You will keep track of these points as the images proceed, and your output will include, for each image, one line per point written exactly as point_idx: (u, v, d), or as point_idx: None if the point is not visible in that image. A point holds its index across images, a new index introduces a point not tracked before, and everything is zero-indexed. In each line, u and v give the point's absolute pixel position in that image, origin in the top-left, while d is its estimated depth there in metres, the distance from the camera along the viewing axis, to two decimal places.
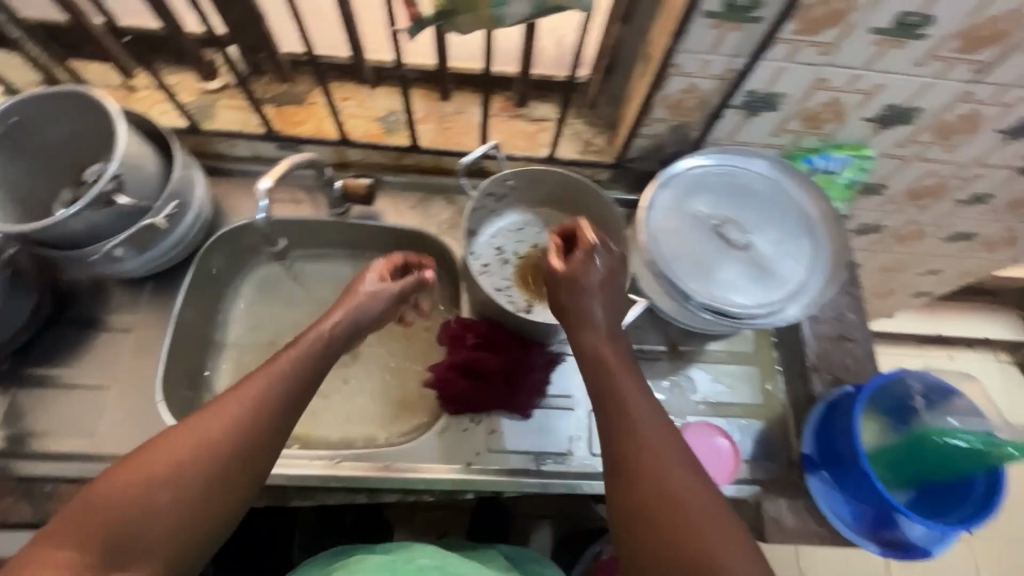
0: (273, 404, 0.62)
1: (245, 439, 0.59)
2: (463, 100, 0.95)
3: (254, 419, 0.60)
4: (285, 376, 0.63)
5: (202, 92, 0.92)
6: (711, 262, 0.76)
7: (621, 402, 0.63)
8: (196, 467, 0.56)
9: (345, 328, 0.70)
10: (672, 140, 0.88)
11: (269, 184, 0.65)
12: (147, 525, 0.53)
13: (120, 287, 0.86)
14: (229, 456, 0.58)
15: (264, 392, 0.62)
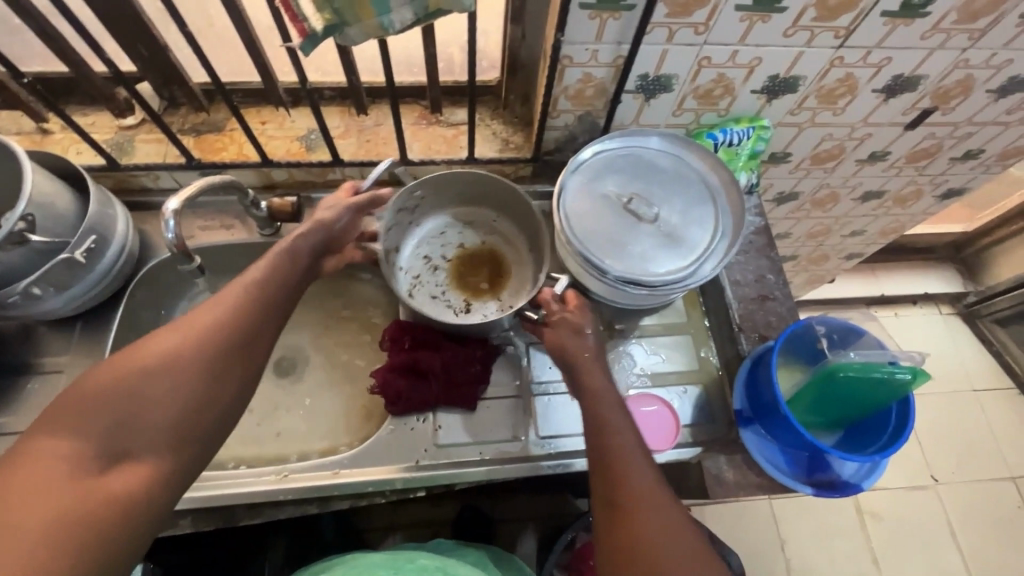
0: (229, 343, 0.62)
1: (225, 349, 0.61)
2: (381, 112, 0.98)
3: (209, 353, 0.60)
4: (235, 316, 0.64)
5: (119, 129, 0.93)
6: (623, 237, 0.80)
7: (604, 424, 0.69)
8: (157, 398, 0.57)
9: (303, 249, 0.74)
10: (582, 130, 0.93)
11: (175, 204, 0.69)
12: (141, 420, 0.56)
13: (50, 329, 0.86)
14: (188, 384, 0.58)
15: (205, 340, 0.61)
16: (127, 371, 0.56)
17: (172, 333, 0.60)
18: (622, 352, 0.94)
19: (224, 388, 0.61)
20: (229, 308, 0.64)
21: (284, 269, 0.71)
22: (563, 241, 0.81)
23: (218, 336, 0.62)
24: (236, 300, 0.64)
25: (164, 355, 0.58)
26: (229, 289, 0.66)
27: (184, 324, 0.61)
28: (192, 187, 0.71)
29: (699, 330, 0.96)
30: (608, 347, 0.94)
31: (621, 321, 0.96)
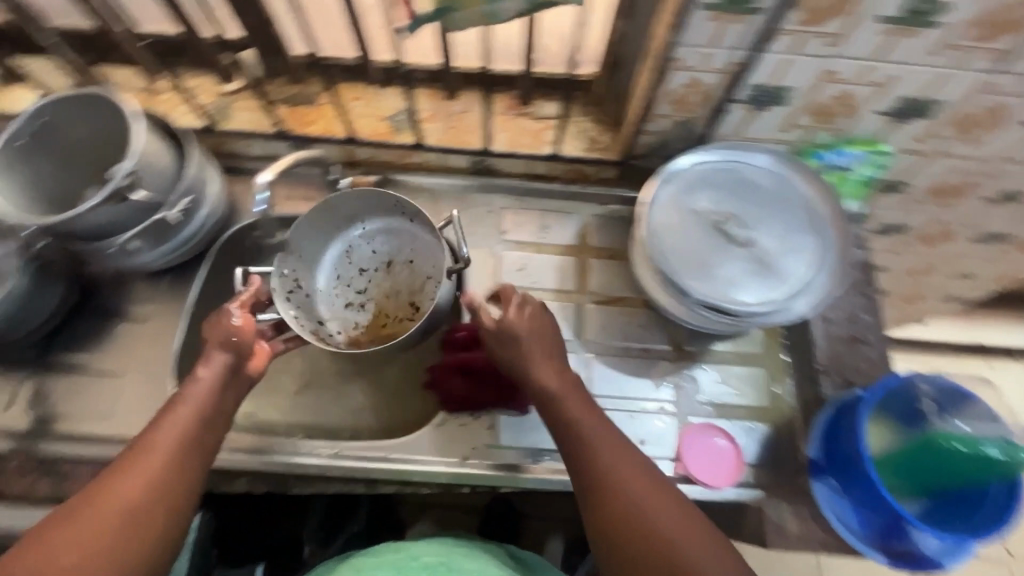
0: (172, 490, 0.61)
1: (138, 512, 0.59)
2: (469, 98, 0.96)
3: (148, 489, 0.60)
4: (182, 442, 0.64)
5: (220, 94, 0.96)
6: (711, 258, 0.74)
7: (575, 426, 0.68)
8: (97, 555, 0.55)
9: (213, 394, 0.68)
10: (677, 137, 0.87)
11: (268, 177, 0.69)
12: None
13: (140, 279, 0.90)
14: (124, 533, 0.57)
15: (126, 504, 0.58)
16: (71, 536, 0.56)
17: (112, 487, 0.59)
18: (688, 376, 0.89)
19: (161, 525, 0.60)
20: (172, 443, 0.63)
21: (202, 419, 0.66)
22: (645, 255, 0.77)
23: (160, 473, 0.61)
24: (179, 432, 0.64)
25: (104, 508, 0.58)
26: (170, 415, 0.65)
27: (127, 463, 0.61)
28: (286, 159, 0.72)
29: (774, 363, 0.90)
30: (674, 368, 0.89)
31: (692, 343, 0.91)
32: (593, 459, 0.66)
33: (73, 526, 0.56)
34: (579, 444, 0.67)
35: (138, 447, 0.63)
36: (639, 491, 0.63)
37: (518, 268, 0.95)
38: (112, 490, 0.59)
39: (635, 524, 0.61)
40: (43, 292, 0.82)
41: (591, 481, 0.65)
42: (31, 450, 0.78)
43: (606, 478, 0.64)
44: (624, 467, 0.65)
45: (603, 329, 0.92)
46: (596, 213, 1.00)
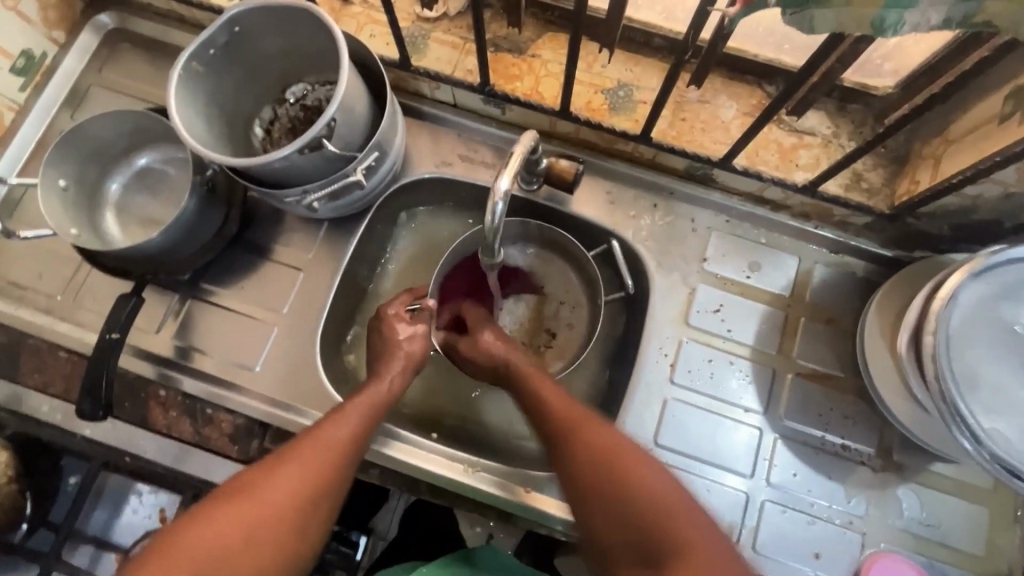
0: (340, 476, 0.60)
1: (313, 492, 0.57)
2: (712, 87, 0.77)
3: (313, 489, 0.57)
4: (345, 447, 0.61)
5: (418, 20, 0.81)
6: (1021, 400, 0.56)
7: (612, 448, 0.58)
8: (263, 533, 0.54)
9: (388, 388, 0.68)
10: (994, 208, 0.65)
11: (509, 184, 0.57)
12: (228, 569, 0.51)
13: (299, 220, 0.82)
14: (289, 531, 0.55)
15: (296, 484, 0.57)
16: (229, 523, 0.53)
17: (270, 480, 0.56)
18: (890, 494, 0.74)
19: (314, 529, 0.57)
20: (339, 445, 0.61)
21: (372, 414, 0.65)
22: (922, 365, 0.59)
23: (323, 472, 0.59)
24: (345, 435, 0.62)
25: (265, 500, 0.55)
26: (341, 415, 0.63)
27: (291, 460, 0.58)
28: (519, 157, 0.59)
29: (1001, 508, 0.73)
30: (876, 480, 0.74)
31: (904, 454, 0.75)
32: (545, 411, 0.64)
33: (231, 515, 0.53)
34: (532, 390, 0.66)
35: (300, 445, 0.60)
36: (608, 432, 0.60)
37: (714, 310, 0.79)
38: (273, 485, 0.56)
39: (605, 458, 0.58)
40: (205, 220, 0.75)
41: (553, 429, 0.62)
42: (172, 383, 0.75)
43: (571, 419, 0.61)
44: (576, 411, 0.62)
45: (800, 409, 0.77)
46: (822, 261, 0.81)
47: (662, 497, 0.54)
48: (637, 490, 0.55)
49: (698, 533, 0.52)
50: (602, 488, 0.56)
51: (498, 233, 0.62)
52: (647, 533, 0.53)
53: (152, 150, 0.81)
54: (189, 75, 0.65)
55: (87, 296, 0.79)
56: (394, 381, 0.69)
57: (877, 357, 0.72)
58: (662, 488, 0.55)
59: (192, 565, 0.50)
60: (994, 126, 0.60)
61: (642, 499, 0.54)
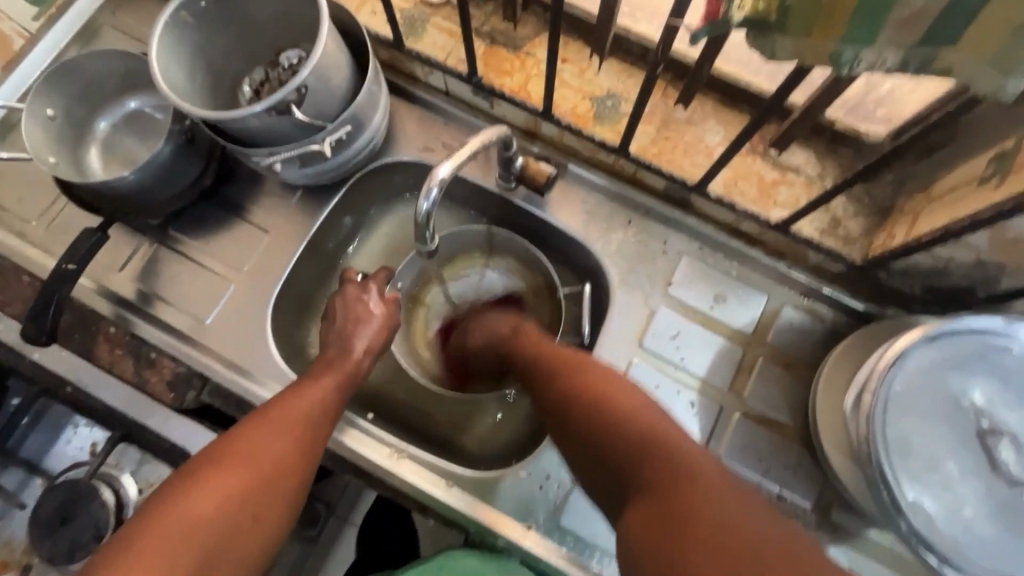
0: (313, 439, 0.62)
1: (290, 454, 0.59)
2: (701, 111, 0.76)
3: (289, 450, 0.59)
4: (316, 413, 0.63)
5: (420, 3, 0.81)
6: (953, 475, 0.53)
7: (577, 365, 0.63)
8: (245, 491, 0.54)
9: (364, 357, 0.71)
10: (967, 273, 0.62)
11: (448, 172, 0.58)
12: (215, 526, 0.51)
13: (275, 184, 0.83)
14: (272, 488, 0.57)
15: (277, 444, 0.58)
16: (223, 484, 0.54)
17: (250, 446, 0.57)
18: (819, 552, 0.71)
19: (300, 488, 0.60)
20: (310, 411, 0.63)
21: (344, 386, 0.68)
22: (857, 425, 0.56)
23: (301, 436, 0.61)
24: (315, 405, 0.63)
25: (257, 462, 0.56)
26: (306, 387, 0.64)
27: (267, 422, 0.59)
28: (470, 148, 0.60)
29: None
30: (807, 536, 0.72)
31: (842, 514, 0.72)
32: (539, 366, 0.66)
33: (225, 477, 0.54)
34: (535, 356, 0.68)
35: (269, 411, 0.61)
36: (581, 368, 0.62)
37: (671, 335, 0.77)
38: (259, 450, 0.57)
39: (572, 393, 0.60)
40: (180, 169, 0.76)
41: (544, 386, 0.64)
42: (125, 323, 0.76)
43: (580, 370, 0.62)
44: (575, 360, 0.64)
45: (742, 451, 0.74)
46: (791, 303, 0.78)
47: (640, 425, 0.54)
48: (607, 400, 0.57)
49: (684, 451, 0.52)
50: (576, 404, 0.59)
51: (432, 223, 0.63)
52: (642, 457, 0.52)
53: (144, 95, 0.83)
54: (177, 24, 0.66)
55: (60, 226, 0.81)
56: (360, 343, 0.71)
57: (826, 411, 0.69)
58: (643, 415, 0.55)
59: (198, 529, 0.50)
60: (974, 188, 0.57)
61: (611, 422, 0.55)
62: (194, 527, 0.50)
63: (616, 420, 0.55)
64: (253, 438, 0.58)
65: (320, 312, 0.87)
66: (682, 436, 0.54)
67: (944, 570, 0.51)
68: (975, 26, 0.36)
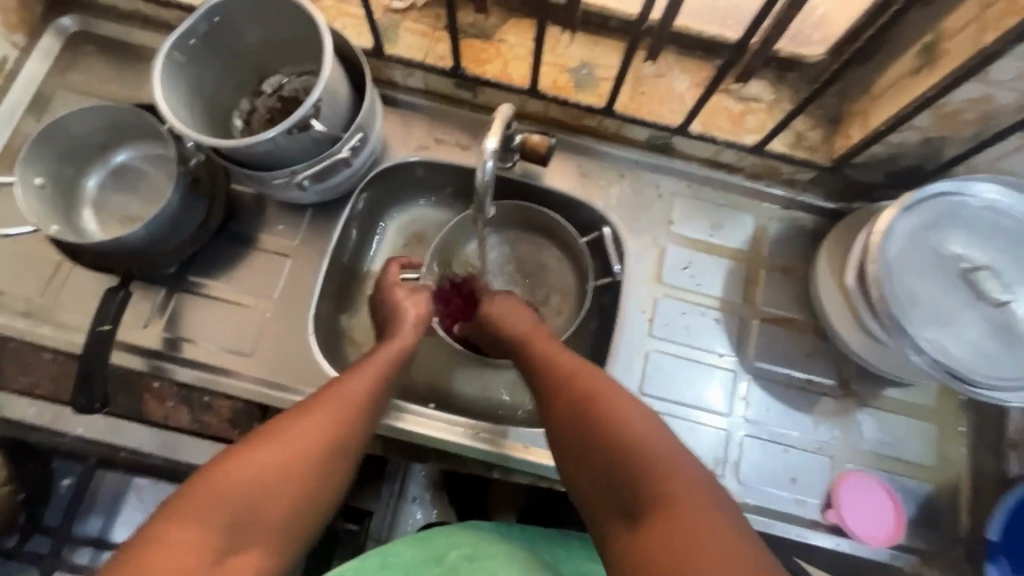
0: (359, 428, 0.62)
1: (336, 439, 0.59)
2: (666, 63, 0.85)
3: (335, 432, 0.59)
4: (364, 398, 0.63)
5: (387, 11, 0.85)
6: (952, 312, 0.64)
7: (582, 380, 0.65)
8: (288, 474, 0.55)
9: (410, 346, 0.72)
10: (916, 152, 0.74)
11: (493, 144, 0.63)
12: (254, 508, 0.52)
13: (284, 210, 0.84)
14: (314, 475, 0.56)
15: (319, 430, 0.58)
16: (268, 462, 0.54)
17: (296, 426, 0.58)
18: (852, 419, 0.82)
19: (343, 474, 0.60)
20: (361, 396, 0.63)
21: (390, 376, 0.68)
22: (869, 292, 0.66)
23: (348, 418, 0.61)
24: (364, 390, 0.64)
25: (300, 444, 0.56)
26: (357, 372, 0.65)
27: (314, 405, 0.60)
28: (500, 122, 0.65)
29: (949, 422, 0.81)
30: (838, 408, 0.82)
31: (860, 382, 0.83)
32: (545, 378, 0.68)
33: (268, 452, 0.55)
34: (551, 367, 0.68)
35: (322, 398, 0.61)
36: (596, 384, 0.64)
37: (683, 267, 0.86)
38: (302, 431, 0.57)
39: (591, 410, 0.61)
40: (189, 211, 0.76)
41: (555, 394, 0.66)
42: (165, 374, 0.76)
43: (591, 387, 0.64)
44: (587, 373, 0.66)
45: (768, 351, 0.84)
46: (775, 217, 0.88)
47: (662, 457, 0.57)
48: (614, 424, 0.60)
49: (686, 487, 0.55)
50: (583, 420, 0.61)
51: (488, 194, 0.67)
52: (643, 476, 0.56)
53: (129, 148, 0.81)
54: (171, 65, 0.66)
55: (67, 296, 0.77)
56: (409, 330, 0.73)
57: (831, 296, 0.80)
58: (657, 441, 0.58)
59: (231, 500, 0.51)
60: (911, 80, 0.68)
61: (619, 440, 0.58)
62: (234, 508, 0.51)
63: (622, 443, 0.58)
64: (301, 420, 0.58)
65: (353, 325, 0.89)
66: (698, 474, 0.56)
67: (965, 388, 0.62)
68: None
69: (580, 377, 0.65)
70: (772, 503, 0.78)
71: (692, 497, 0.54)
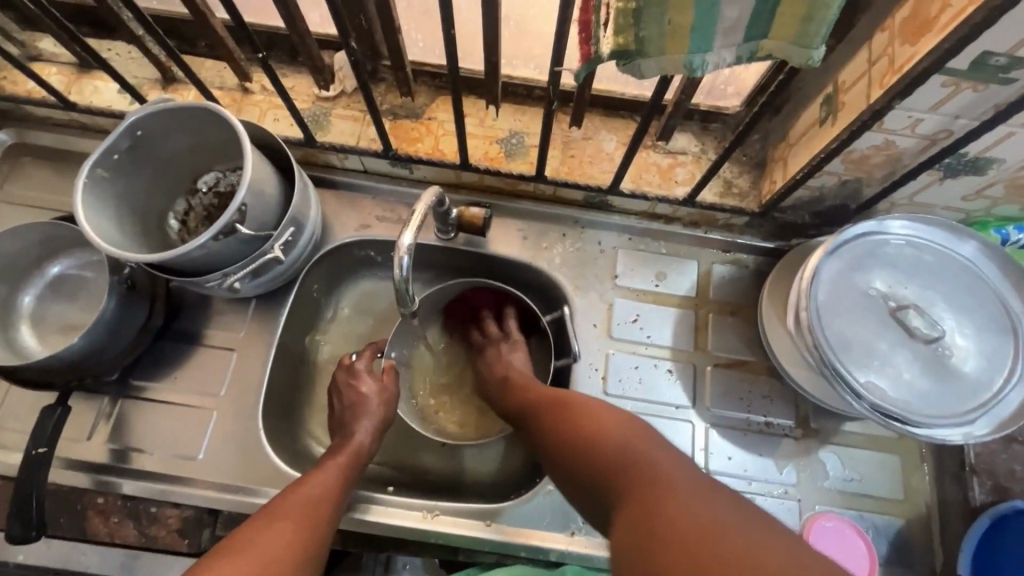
0: (321, 528, 0.59)
1: (301, 539, 0.56)
2: (592, 125, 0.87)
3: (296, 532, 0.56)
4: (321, 498, 0.62)
5: (317, 99, 0.87)
6: (883, 351, 0.65)
7: (539, 402, 0.66)
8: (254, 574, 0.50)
9: (368, 441, 0.72)
10: (837, 193, 0.77)
11: (412, 239, 0.64)
12: None
13: (227, 303, 0.84)
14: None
15: (280, 528, 0.56)
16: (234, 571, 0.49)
17: (258, 534, 0.54)
18: (814, 459, 0.81)
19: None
20: (317, 498, 0.62)
21: (350, 475, 0.68)
22: (803, 338, 0.67)
23: (307, 522, 0.58)
24: (321, 489, 0.63)
25: (264, 549, 0.53)
26: (311, 476, 0.64)
27: (271, 514, 0.57)
28: (422, 213, 0.66)
29: (910, 450, 0.81)
30: (799, 448, 0.82)
31: (819, 419, 0.83)
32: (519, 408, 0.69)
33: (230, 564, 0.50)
34: (528, 403, 0.68)
35: (274, 509, 0.58)
36: (575, 405, 0.61)
37: (632, 320, 0.86)
38: (267, 536, 0.54)
39: (554, 423, 0.61)
40: (129, 317, 0.75)
41: (532, 424, 0.65)
42: (110, 489, 0.74)
43: (556, 405, 0.63)
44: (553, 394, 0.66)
45: (723, 397, 0.84)
46: (717, 261, 0.90)
47: (616, 453, 0.53)
48: (571, 427, 0.58)
49: (650, 480, 0.48)
50: (544, 433, 0.62)
51: (410, 286, 0.68)
52: (599, 469, 0.53)
53: (65, 257, 0.81)
54: (95, 181, 0.67)
55: (6, 414, 0.76)
56: (365, 431, 0.72)
57: (778, 339, 0.80)
58: (613, 441, 0.54)
59: None
60: (817, 129, 0.71)
61: (585, 453, 0.55)
62: None
63: (582, 446, 0.56)
64: (261, 528, 0.55)
65: (308, 410, 0.88)
66: (685, 476, 0.48)
67: (909, 428, 0.62)
68: (777, 20, 0.48)
69: (548, 404, 0.64)
70: None
71: (661, 482, 0.48)
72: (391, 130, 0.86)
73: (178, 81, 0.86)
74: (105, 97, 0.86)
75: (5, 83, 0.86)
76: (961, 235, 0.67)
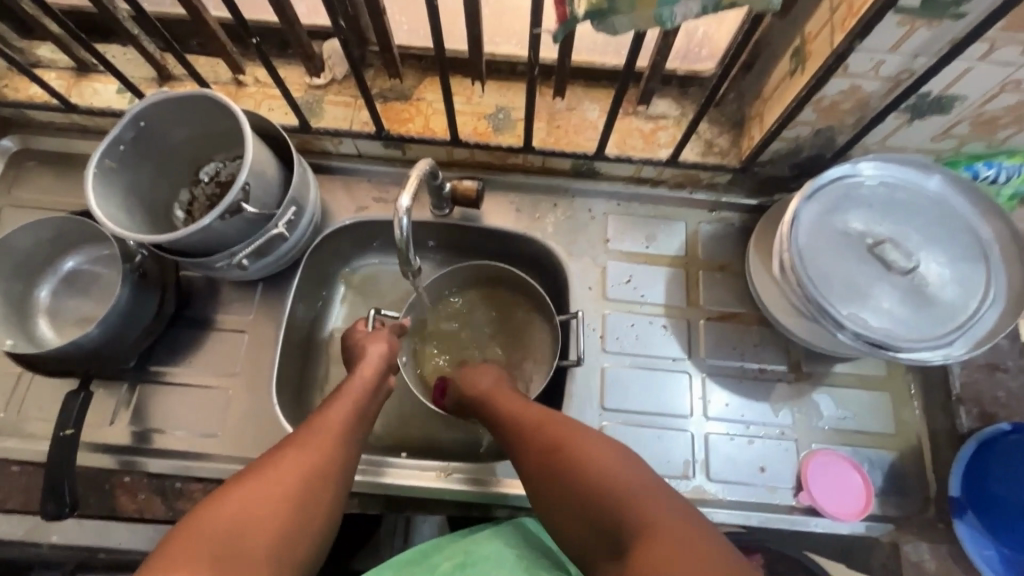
0: (344, 450, 0.61)
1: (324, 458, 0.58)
2: (575, 96, 0.91)
3: (318, 453, 0.58)
4: (344, 421, 0.63)
5: (309, 88, 0.90)
6: (866, 287, 0.68)
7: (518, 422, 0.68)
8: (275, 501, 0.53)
9: (382, 365, 0.71)
10: (813, 143, 0.80)
11: (408, 201, 0.67)
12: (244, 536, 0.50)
13: (234, 287, 0.87)
14: (301, 502, 0.55)
15: (301, 452, 0.58)
16: (256, 497, 0.53)
17: (279, 458, 0.57)
18: (808, 401, 0.84)
19: (334, 497, 0.58)
20: (340, 422, 0.62)
21: (369, 398, 0.67)
22: (788, 279, 0.70)
23: (332, 443, 0.60)
24: (344, 413, 0.64)
25: (284, 475, 0.55)
26: (333, 400, 0.65)
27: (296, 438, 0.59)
28: (416, 178, 0.69)
29: (901, 387, 0.85)
30: (794, 391, 0.85)
31: (811, 363, 0.86)
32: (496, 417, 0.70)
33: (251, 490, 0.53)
34: (510, 414, 0.69)
35: (300, 432, 0.60)
36: (563, 433, 0.63)
37: (625, 281, 0.90)
38: (287, 460, 0.56)
39: (544, 447, 0.63)
40: (143, 304, 0.78)
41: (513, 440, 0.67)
42: (137, 468, 0.77)
43: (544, 425, 0.65)
44: (538, 413, 0.67)
45: (717, 348, 0.87)
46: (705, 220, 0.93)
47: (614, 485, 0.57)
48: (560, 457, 0.61)
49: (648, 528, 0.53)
50: (528, 455, 0.64)
51: (409, 246, 0.71)
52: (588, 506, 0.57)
53: (78, 253, 0.84)
54: (103, 172, 0.70)
55: (31, 405, 0.79)
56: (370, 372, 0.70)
57: (766, 286, 0.83)
58: (605, 478, 0.58)
59: (211, 538, 0.49)
60: (788, 82, 0.74)
61: (573, 480, 0.59)
62: (218, 546, 0.49)
63: (570, 475, 0.59)
64: (284, 451, 0.57)
65: (319, 388, 0.91)
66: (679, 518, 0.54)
67: (894, 355, 0.65)
68: None
69: (533, 424, 0.66)
70: (749, 497, 0.80)
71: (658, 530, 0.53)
72: (382, 113, 0.89)
73: (174, 78, 0.90)
74: (104, 98, 0.89)
75: (7, 90, 0.89)
76: (930, 170, 0.70)
